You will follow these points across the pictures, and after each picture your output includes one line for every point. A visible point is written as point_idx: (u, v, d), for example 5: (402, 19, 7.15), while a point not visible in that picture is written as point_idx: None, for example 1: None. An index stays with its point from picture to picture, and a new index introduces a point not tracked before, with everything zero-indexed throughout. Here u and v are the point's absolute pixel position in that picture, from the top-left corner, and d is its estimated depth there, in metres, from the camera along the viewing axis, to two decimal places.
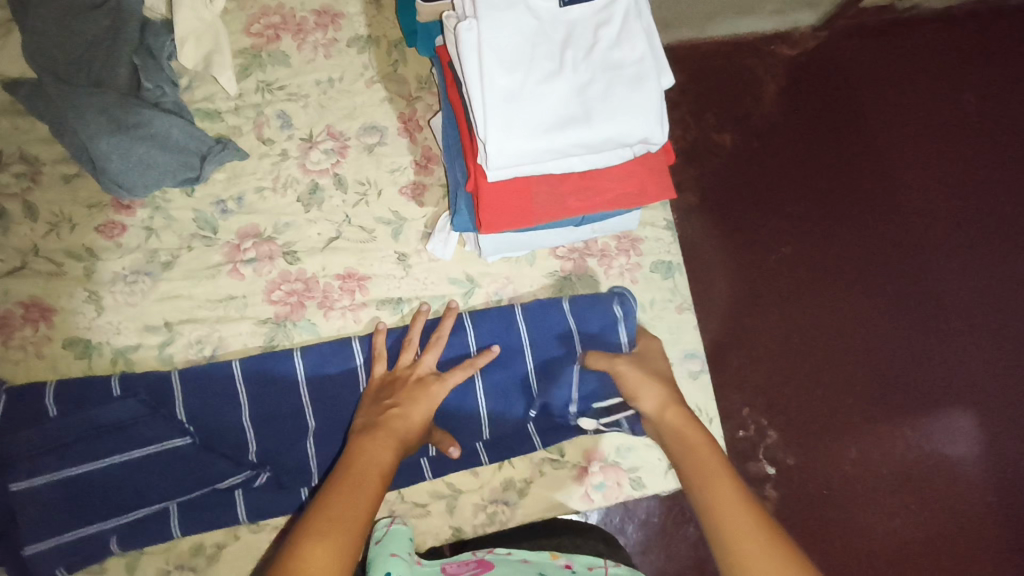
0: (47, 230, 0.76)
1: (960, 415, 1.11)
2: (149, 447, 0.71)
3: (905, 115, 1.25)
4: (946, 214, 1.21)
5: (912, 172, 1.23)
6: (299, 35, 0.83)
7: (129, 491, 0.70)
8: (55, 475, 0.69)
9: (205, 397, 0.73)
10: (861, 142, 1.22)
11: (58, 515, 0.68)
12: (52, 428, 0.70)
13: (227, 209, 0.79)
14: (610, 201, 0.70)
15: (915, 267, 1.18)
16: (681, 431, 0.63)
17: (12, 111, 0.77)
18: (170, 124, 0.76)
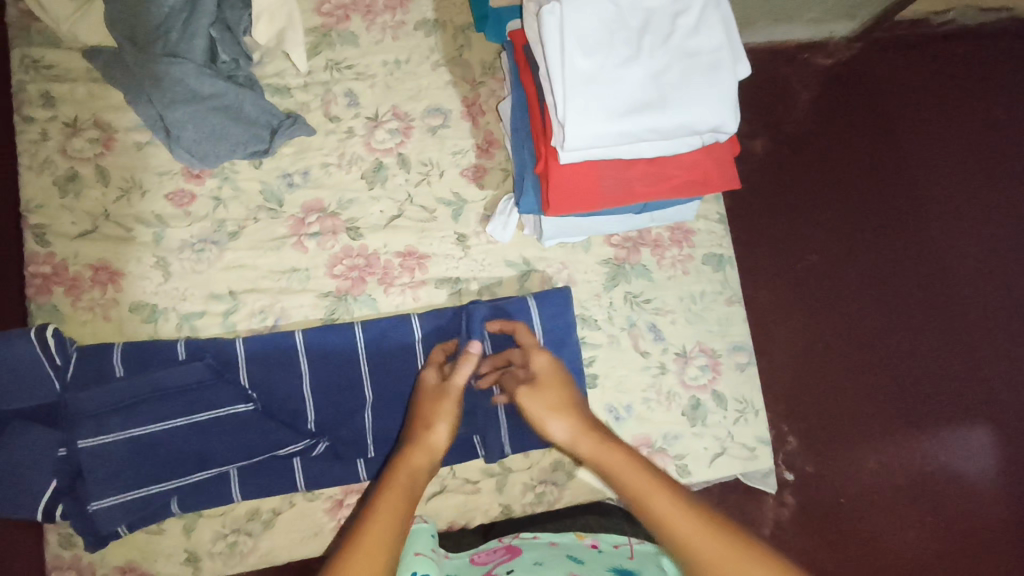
0: (118, 196, 0.77)
1: (977, 429, 1.12)
2: (213, 412, 0.71)
3: (935, 129, 1.26)
4: (970, 229, 1.22)
5: (940, 188, 1.23)
6: (369, 16, 0.84)
7: (193, 454, 0.71)
8: (121, 436, 0.69)
9: (267, 365, 0.74)
10: (890, 154, 1.22)
11: (123, 474, 0.69)
12: (117, 388, 0.70)
13: (294, 182, 0.80)
14: (675, 189, 0.70)
15: (940, 280, 1.18)
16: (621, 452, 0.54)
17: (89, 79, 0.79)
18: (243, 98, 0.77)
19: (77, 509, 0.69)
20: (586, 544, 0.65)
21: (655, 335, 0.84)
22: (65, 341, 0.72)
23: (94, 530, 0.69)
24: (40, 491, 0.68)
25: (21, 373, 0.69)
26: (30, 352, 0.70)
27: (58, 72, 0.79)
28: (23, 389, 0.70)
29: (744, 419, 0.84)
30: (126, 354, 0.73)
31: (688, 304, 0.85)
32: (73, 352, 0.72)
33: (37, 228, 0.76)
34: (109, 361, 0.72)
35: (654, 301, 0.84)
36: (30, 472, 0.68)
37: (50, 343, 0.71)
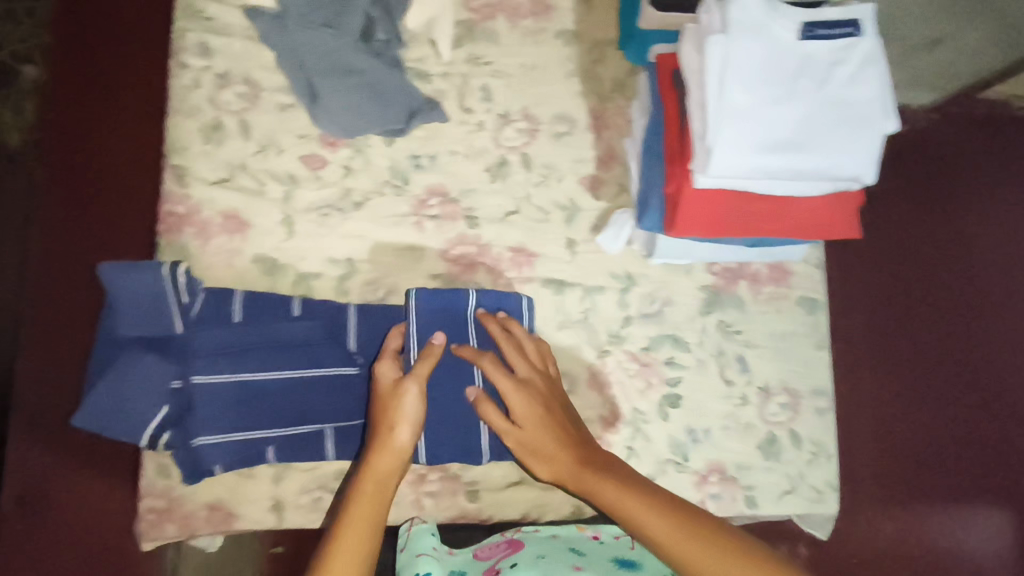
0: (257, 151, 0.81)
1: (1000, 512, 1.12)
2: (321, 370, 0.74)
3: (999, 208, 1.26)
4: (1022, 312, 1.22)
5: (996, 267, 1.23)
6: (513, 18, 0.88)
7: (296, 407, 0.74)
8: (231, 379, 0.72)
9: (375, 329, 0.77)
10: (952, 226, 1.23)
11: (229, 415, 0.72)
12: (234, 332, 0.72)
13: (421, 164, 0.83)
14: (796, 230, 0.73)
15: (984, 359, 1.18)
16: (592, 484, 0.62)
17: (245, 36, 0.82)
18: (390, 78, 0.81)
19: (181, 442, 0.72)
20: (589, 536, 0.72)
21: (741, 366, 0.86)
22: (194, 281, 0.73)
23: (195, 462, 0.71)
24: (150, 418, 0.70)
25: (150, 305, 0.71)
26: (162, 285, 0.71)
27: (218, 25, 0.82)
28: (147, 322, 0.71)
29: (816, 461, 0.85)
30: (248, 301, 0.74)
31: (777, 341, 0.87)
32: (198, 294, 0.73)
33: (178, 169, 0.79)
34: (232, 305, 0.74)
35: (744, 333, 0.86)
36: (143, 399, 0.70)
37: (180, 280, 0.72)
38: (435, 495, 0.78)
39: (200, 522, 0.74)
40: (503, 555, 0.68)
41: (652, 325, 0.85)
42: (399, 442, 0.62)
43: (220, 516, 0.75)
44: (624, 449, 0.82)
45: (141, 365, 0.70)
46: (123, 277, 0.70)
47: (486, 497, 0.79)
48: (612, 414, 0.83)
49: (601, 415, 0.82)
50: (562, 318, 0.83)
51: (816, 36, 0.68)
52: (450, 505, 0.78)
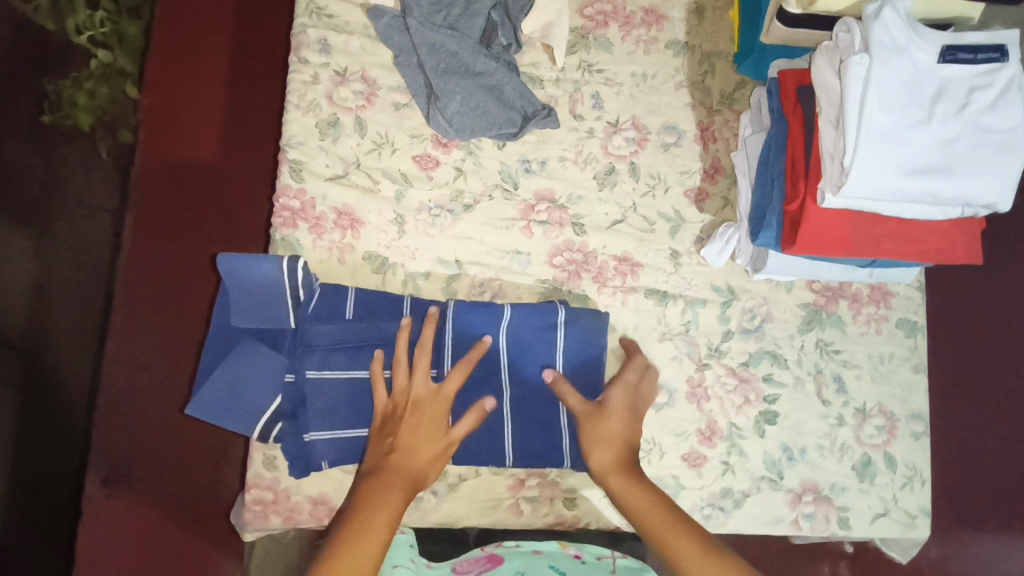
0: (371, 149, 0.81)
1: None
2: None
3: None
4: None
5: None
6: (625, 26, 0.88)
7: None
8: (342, 375, 0.72)
9: (473, 323, 0.73)
10: None
11: (339, 412, 0.72)
12: (348, 328, 0.72)
13: (531, 169, 0.83)
14: (918, 252, 0.72)
15: None
16: (631, 498, 0.65)
17: (363, 35, 0.83)
18: (506, 81, 0.80)
19: (292, 434, 0.73)
20: (570, 554, 0.71)
21: (839, 386, 0.85)
22: (309, 276, 0.74)
23: (306, 456, 0.72)
24: (264, 409, 0.71)
25: (264, 296, 0.72)
26: (275, 277, 0.72)
27: (338, 22, 0.83)
28: (263, 313, 0.72)
29: (911, 486, 0.84)
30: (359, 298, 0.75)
31: (875, 363, 0.86)
32: (313, 289, 0.74)
33: (295, 164, 0.79)
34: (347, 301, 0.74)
35: (843, 353, 0.86)
36: (259, 390, 0.71)
37: (298, 275, 0.72)
38: (534, 500, 0.78)
39: (304, 515, 0.75)
40: (481, 570, 0.68)
41: (752, 340, 0.84)
42: (413, 465, 0.64)
43: (324, 511, 0.75)
44: (720, 464, 0.82)
45: (258, 356, 0.71)
46: (233, 267, 0.71)
47: (583, 505, 0.79)
48: (709, 428, 0.82)
49: (698, 428, 0.82)
50: (663, 329, 0.83)
51: (957, 60, 0.67)
52: (548, 511, 0.78)
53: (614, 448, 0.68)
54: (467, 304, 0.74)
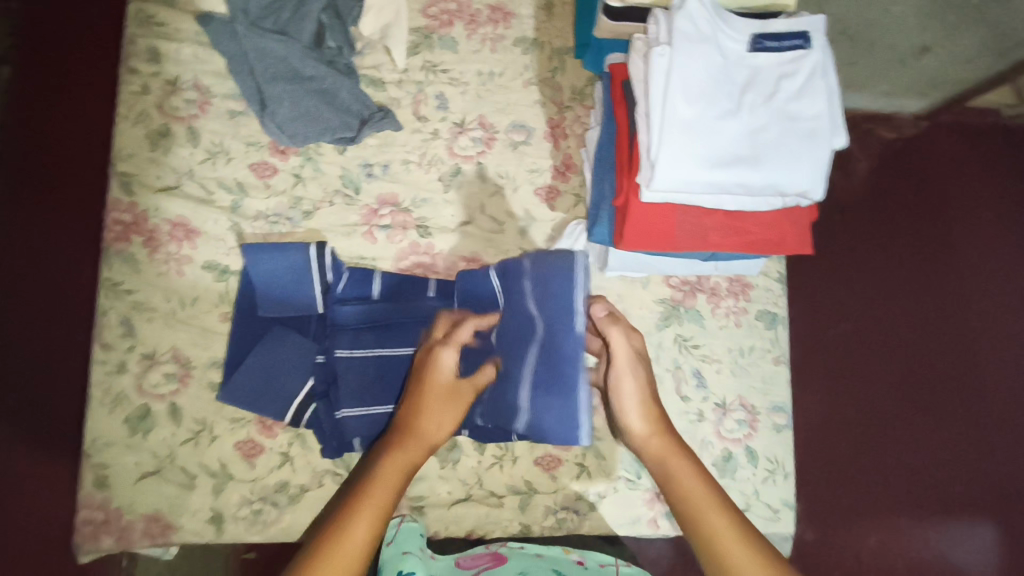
0: (205, 158, 0.79)
1: (983, 526, 1.10)
2: (368, 351, 0.74)
3: (984, 213, 1.25)
4: (1007, 326, 1.21)
5: (978, 279, 1.22)
6: (471, 25, 0.86)
7: (347, 387, 0.73)
8: (370, 353, 0.75)
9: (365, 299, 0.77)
10: (937, 234, 1.22)
11: (371, 389, 0.74)
12: (375, 308, 0.76)
13: (373, 173, 0.82)
14: (746, 244, 0.71)
15: (962, 370, 1.17)
16: (665, 461, 0.60)
17: (196, 42, 0.81)
18: (340, 85, 0.80)
19: (326, 413, 0.75)
20: (574, 560, 0.69)
21: (698, 381, 0.84)
22: (337, 261, 0.78)
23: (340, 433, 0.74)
24: (295, 393, 0.74)
25: (296, 285, 0.76)
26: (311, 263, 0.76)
27: (169, 30, 0.81)
28: (290, 300, 0.77)
29: (773, 479, 0.83)
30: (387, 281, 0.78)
31: (735, 356, 0.85)
32: (340, 272, 0.77)
33: (124, 176, 0.78)
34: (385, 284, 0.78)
35: (702, 347, 0.85)
36: (289, 375, 0.74)
37: (326, 259, 0.76)
38: None
39: (137, 535, 0.72)
40: (485, 568, 0.66)
41: None
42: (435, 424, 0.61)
43: (157, 530, 0.72)
44: (576, 465, 0.81)
45: (294, 341, 0.75)
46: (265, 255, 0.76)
47: (431, 514, 0.77)
48: None
49: None
50: None
51: (763, 49, 0.66)
52: None
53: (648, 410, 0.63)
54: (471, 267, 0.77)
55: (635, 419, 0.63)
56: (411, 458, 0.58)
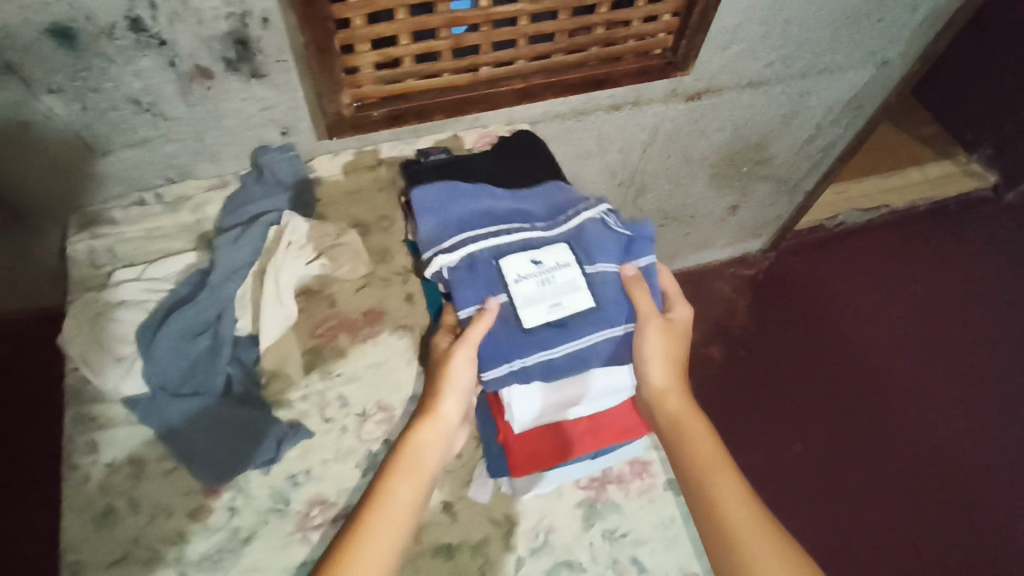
0: (148, 520, 0.89)
1: (927, 505, 1.91)
2: (554, 294, 0.86)
3: (765, 359, 2.14)
4: (815, 406, 2.07)
5: (787, 398, 2.07)
6: (352, 331, 1.06)
7: (576, 330, 0.85)
8: (551, 294, 0.86)
9: (481, 275, 0.85)
10: (754, 391, 2.08)
11: (610, 303, 0.87)
12: (503, 245, 0.87)
13: (298, 481, 0.93)
14: (617, 435, 0.89)
15: (820, 456, 1.98)
16: (689, 447, 0.83)
17: (127, 422, 0.95)
18: (255, 417, 0.95)
19: (608, 347, 0.86)
20: None
21: (639, 568, 0.90)
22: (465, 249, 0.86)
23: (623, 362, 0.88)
24: (576, 349, 0.85)
25: (483, 218, 0.90)
26: (490, 255, 0.87)
27: (102, 420, 0.95)
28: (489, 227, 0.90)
29: None
30: (522, 302, 0.85)
31: (662, 531, 0.93)
32: (504, 289, 0.85)
33: (75, 563, 0.86)
34: (538, 291, 0.85)
35: (630, 534, 0.92)
36: (561, 359, 0.84)
37: (464, 259, 0.86)
38: None
39: None
40: None
41: (545, 557, 0.90)
42: (442, 414, 0.84)
43: None
44: None
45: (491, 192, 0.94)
46: (445, 224, 0.89)
47: None
48: None
49: None
50: None
51: None
52: None
53: (665, 373, 0.87)
54: (464, 280, 0.85)
55: (660, 380, 0.87)
56: (422, 464, 0.81)
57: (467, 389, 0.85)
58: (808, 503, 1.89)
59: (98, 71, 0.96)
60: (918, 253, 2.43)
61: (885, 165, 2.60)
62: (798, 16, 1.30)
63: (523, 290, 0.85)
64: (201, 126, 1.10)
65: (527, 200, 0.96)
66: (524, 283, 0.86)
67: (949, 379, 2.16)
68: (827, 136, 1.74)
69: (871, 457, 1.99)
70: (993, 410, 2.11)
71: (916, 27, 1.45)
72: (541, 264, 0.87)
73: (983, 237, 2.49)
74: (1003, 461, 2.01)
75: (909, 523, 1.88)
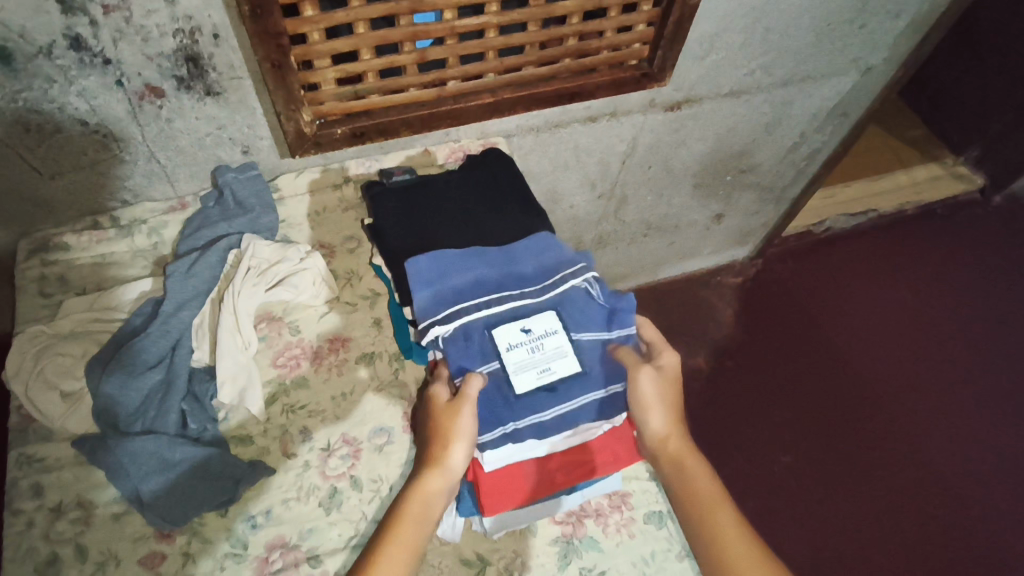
0: (94, 569, 0.83)
1: (923, 515, 1.87)
2: (545, 361, 0.81)
3: (755, 369, 2.10)
4: (807, 417, 2.03)
5: (778, 409, 2.03)
6: (317, 359, 1.01)
7: (566, 395, 0.80)
8: (541, 362, 0.81)
9: (471, 346, 0.80)
10: (745, 402, 2.04)
11: (599, 368, 0.83)
12: (493, 312, 0.82)
13: (257, 523, 0.88)
14: (593, 470, 0.82)
15: (814, 468, 1.94)
16: (691, 489, 0.75)
17: (74, 463, 0.90)
18: (211, 455, 0.90)
19: (597, 408, 0.81)
20: None
21: None
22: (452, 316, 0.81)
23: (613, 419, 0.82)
24: (566, 416, 0.80)
25: (477, 289, 0.84)
26: (482, 324, 0.82)
27: (48, 461, 0.90)
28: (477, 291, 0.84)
29: None
30: (513, 368, 0.80)
31: (642, 567, 0.89)
32: (496, 357, 0.80)
33: None
34: (530, 359, 0.80)
35: (610, 571, 0.88)
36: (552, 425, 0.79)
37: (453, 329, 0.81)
38: None
39: None
40: None
41: None
42: (449, 466, 0.75)
43: None
44: None
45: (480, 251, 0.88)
46: (438, 300, 0.82)
47: None
48: None
49: None
50: None
51: None
52: None
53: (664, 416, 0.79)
54: (456, 351, 0.79)
55: (658, 425, 0.79)
56: (424, 522, 0.73)
57: (472, 435, 0.75)
58: (803, 516, 1.85)
59: (39, 92, 0.91)
60: (943, 278, 2.37)
61: (872, 168, 2.57)
62: (778, 23, 1.26)
63: (512, 357, 0.80)
64: (155, 146, 1.05)
65: (500, 227, 0.91)
66: (516, 350, 0.81)
67: (940, 385, 2.13)
68: (811, 143, 1.71)
69: (865, 467, 1.95)
70: (1008, 452, 2.01)
71: (898, 33, 1.42)
72: (532, 332, 0.82)
73: (970, 240, 2.47)
74: (998, 468, 1.98)
75: (904, 538, 1.83)
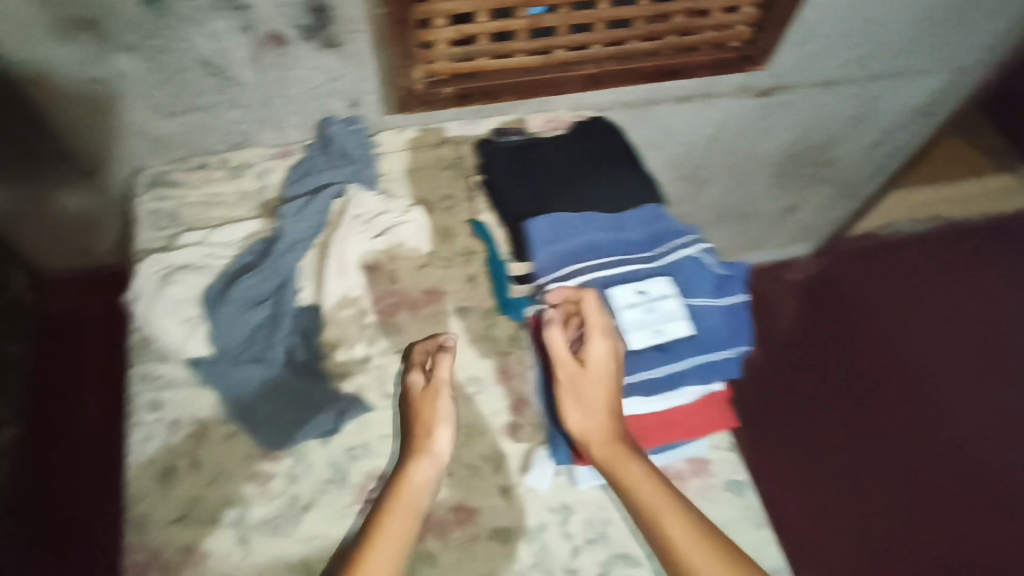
0: (208, 481, 0.90)
1: (957, 526, 1.86)
2: (659, 321, 0.84)
3: (798, 365, 2.10)
4: (846, 417, 2.02)
5: (818, 407, 2.03)
6: (413, 308, 1.05)
7: (675, 355, 0.83)
8: (655, 322, 0.83)
9: (589, 302, 0.83)
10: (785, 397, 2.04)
11: (710, 332, 0.86)
12: (609, 272, 0.86)
13: (357, 454, 0.93)
14: (686, 433, 0.84)
15: (847, 469, 1.93)
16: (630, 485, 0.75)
17: (190, 383, 0.96)
18: (316, 387, 0.95)
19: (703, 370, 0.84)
20: None
21: None
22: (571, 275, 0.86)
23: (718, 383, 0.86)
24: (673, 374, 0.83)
25: (593, 252, 0.88)
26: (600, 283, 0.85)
27: (166, 380, 0.96)
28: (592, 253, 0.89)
29: None
30: (629, 326, 0.83)
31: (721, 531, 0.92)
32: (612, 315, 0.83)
33: (139, 519, 0.87)
34: (644, 318, 0.83)
35: None
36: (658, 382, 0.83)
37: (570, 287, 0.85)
38: None
39: None
40: None
41: (600, 548, 0.89)
42: (434, 447, 0.86)
43: None
44: None
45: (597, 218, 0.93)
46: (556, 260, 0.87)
47: None
48: None
49: None
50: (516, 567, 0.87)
51: None
52: None
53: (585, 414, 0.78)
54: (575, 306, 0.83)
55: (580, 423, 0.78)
56: (417, 495, 0.82)
57: (449, 419, 0.88)
58: (831, 515, 1.85)
59: (175, 33, 0.95)
60: (1021, 311, 2.29)
61: (946, 172, 2.50)
62: (881, 15, 1.25)
63: (628, 316, 0.83)
64: (270, 93, 1.09)
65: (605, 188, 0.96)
66: (631, 309, 0.84)
67: (990, 398, 2.09)
68: (893, 141, 1.69)
69: (902, 473, 1.94)
70: None
71: (1002, 32, 1.39)
72: (647, 292, 0.84)
73: None
74: None
75: (930, 546, 1.83)
